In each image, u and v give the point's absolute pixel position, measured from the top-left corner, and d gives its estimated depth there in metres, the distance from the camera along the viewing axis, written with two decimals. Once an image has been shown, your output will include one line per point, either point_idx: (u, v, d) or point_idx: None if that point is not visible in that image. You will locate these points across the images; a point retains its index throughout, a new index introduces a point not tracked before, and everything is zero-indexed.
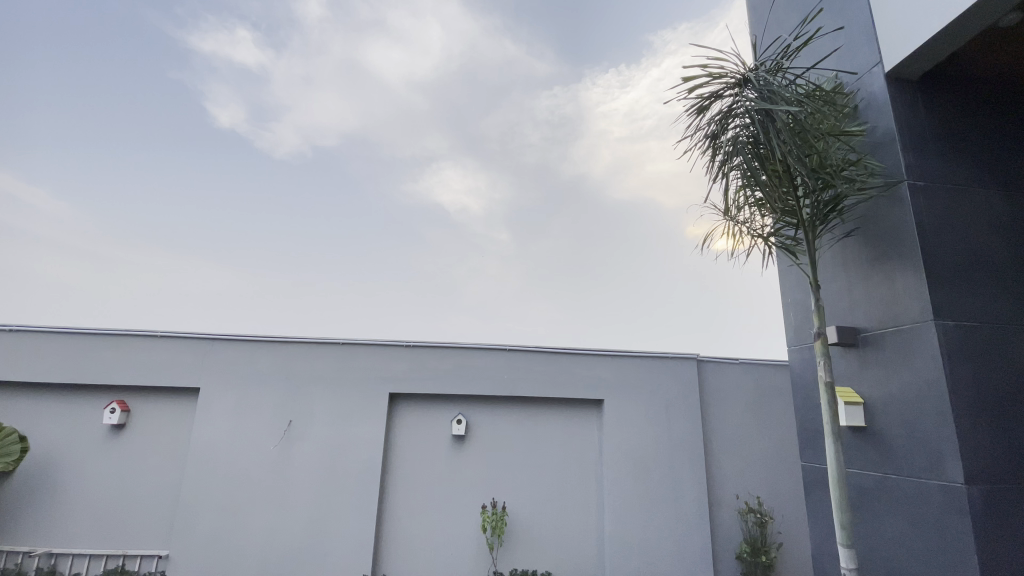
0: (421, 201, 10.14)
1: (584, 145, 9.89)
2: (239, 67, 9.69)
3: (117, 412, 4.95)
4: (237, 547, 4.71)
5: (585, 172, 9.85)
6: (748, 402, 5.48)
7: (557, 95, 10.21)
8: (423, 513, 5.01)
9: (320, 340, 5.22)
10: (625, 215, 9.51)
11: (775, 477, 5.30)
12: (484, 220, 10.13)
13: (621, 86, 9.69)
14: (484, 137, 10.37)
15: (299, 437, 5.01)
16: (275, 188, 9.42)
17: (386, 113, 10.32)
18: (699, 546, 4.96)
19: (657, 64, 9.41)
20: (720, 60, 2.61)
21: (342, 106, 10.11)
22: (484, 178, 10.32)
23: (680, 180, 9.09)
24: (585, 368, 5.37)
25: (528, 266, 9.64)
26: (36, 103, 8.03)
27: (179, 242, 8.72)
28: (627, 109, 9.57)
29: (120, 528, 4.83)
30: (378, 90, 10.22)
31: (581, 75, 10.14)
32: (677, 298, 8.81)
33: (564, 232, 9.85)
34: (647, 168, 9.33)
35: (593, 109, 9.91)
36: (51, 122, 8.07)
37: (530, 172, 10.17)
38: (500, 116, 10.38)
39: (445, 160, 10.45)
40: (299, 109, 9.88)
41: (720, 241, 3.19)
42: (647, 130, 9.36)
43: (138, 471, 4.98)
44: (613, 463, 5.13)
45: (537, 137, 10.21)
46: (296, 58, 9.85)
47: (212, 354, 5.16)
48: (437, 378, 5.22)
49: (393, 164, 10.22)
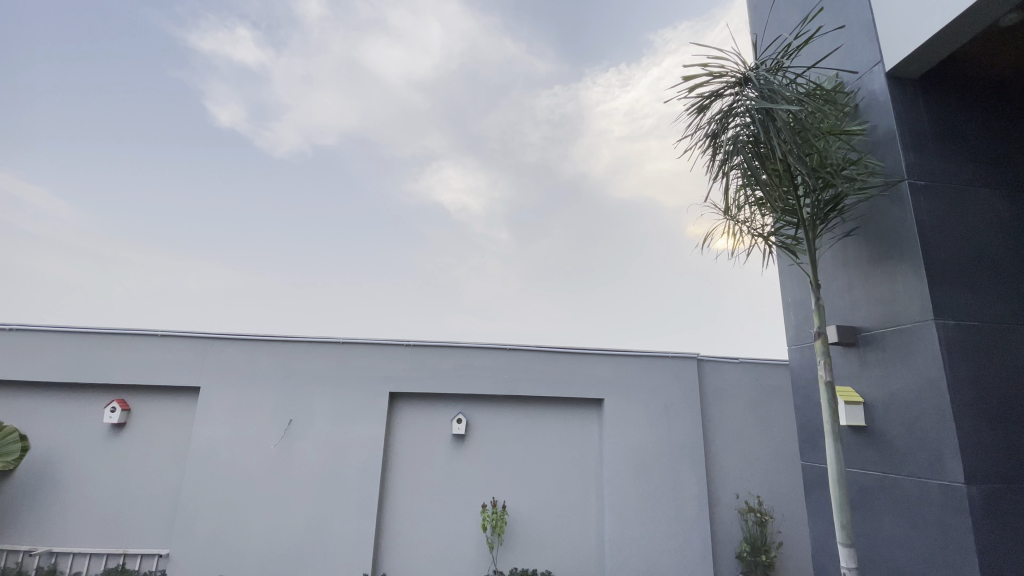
0: (422, 201, 10.14)
1: (584, 144, 9.89)
2: (239, 67, 9.69)
3: (117, 411, 4.95)
4: (237, 546, 4.72)
5: (586, 171, 9.84)
6: (748, 401, 5.48)
7: (557, 95, 10.21)
8: (423, 512, 5.02)
9: (320, 340, 5.22)
10: (625, 214, 9.50)
11: (775, 476, 5.30)
12: (484, 219, 10.13)
13: (621, 85, 9.68)
14: (484, 136, 10.37)
15: (299, 436, 5.01)
16: (275, 187, 9.42)
17: (386, 113, 10.32)
18: (699, 545, 4.97)
19: (657, 63, 9.40)
20: (720, 59, 2.60)
21: (342, 105, 10.10)
22: (484, 177, 10.31)
23: (680, 179, 9.07)
24: (585, 367, 5.37)
25: (528, 266, 9.65)
26: (35, 103, 8.01)
27: (179, 242, 8.71)
28: (627, 108, 9.56)
29: (121, 527, 4.84)
30: (378, 89, 10.21)
31: (581, 74, 10.13)
32: (677, 298, 8.81)
33: (564, 232, 9.84)
34: (647, 167, 9.34)
35: (593, 108, 9.91)
36: (51, 121, 8.06)
37: (529, 171, 10.16)
38: (500, 115, 10.37)
39: (445, 160, 10.44)
40: (299, 108, 9.87)
41: (720, 240, 3.20)
42: (647, 129, 9.36)
43: (138, 470, 4.98)
44: (613, 462, 5.13)
45: (537, 136, 10.20)
46: (297, 57, 9.85)
47: (212, 353, 5.16)
48: (437, 378, 5.22)
49: (393, 163, 10.21)
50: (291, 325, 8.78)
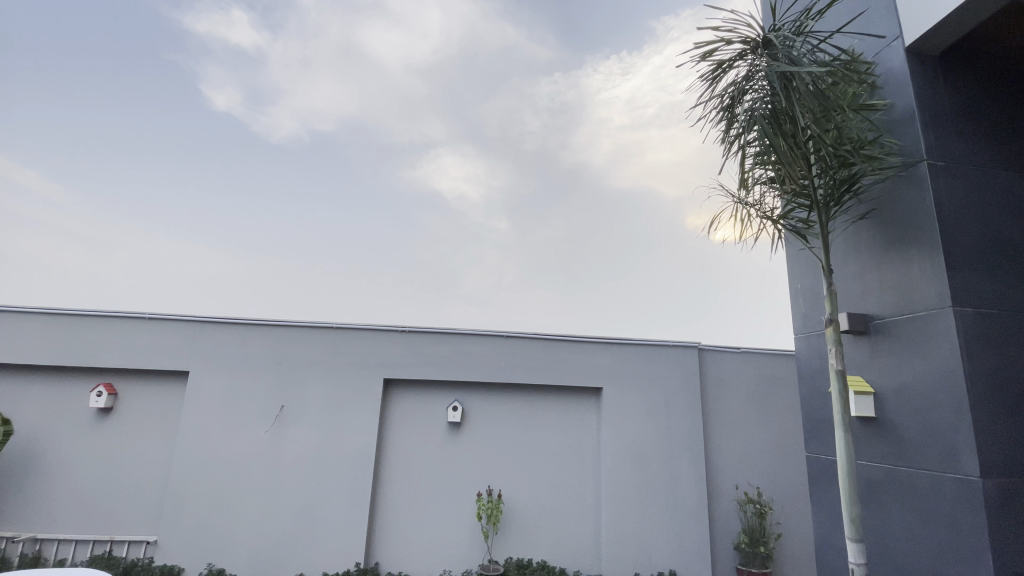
0: (419, 189, 9.89)
1: (585, 133, 9.74)
2: (234, 50, 9.43)
3: (104, 396, 4.82)
4: (229, 532, 4.64)
5: (586, 161, 9.72)
6: (749, 391, 5.39)
7: (557, 82, 10.03)
8: (416, 500, 4.93)
9: (313, 324, 5.10)
10: (625, 204, 9.39)
11: (775, 466, 5.22)
12: (483, 208, 9.95)
13: (623, 73, 9.51)
14: (483, 124, 10.20)
15: (291, 422, 4.90)
16: (270, 172, 9.22)
17: (385, 99, 10.07)
18: (696, 536, 4.90)
19: (659, 51, 9.23)
20: (736, 22, 2.45)
21: (337, 89, 9.84)
22: (484, 165, 10.15)
23: (681, 169, 9.06)
24: (584, 355, 5.26)
25: (527, 256, 9.50)
26: (33, 83, 7.89)
27: (172, 226, 8.51)
28: (628, 96, 9.40)
29: (107, 513, 4.74)
30: (377, 75, 9.99)
31: (582, 61, 9.94)
32: (677, 287, 8.71)
33: (563, 221, 9.68)
34: (648, 157, 9.24)
35: (593, 96, 9.76)
36: (48, 104, 7.95)
37: (529, 159, 10.02)
38: (499, 103, 10.19)
39: (444, 147, 10.25)
40: (295, 93, 9.59)
41: (726, 227, 3.03)
42: (648, 119, 9.25)
43: (125, 455, 4.87)
44: (611, 451, 5.05)
45: (537, 125, 10.06)
46: (294, 41, 9.56)
47: (201, 336, 5.03)
48: (432, 364, 5.10)
49: (390, 150, 9.95)
50: (286, 312, 8.62)
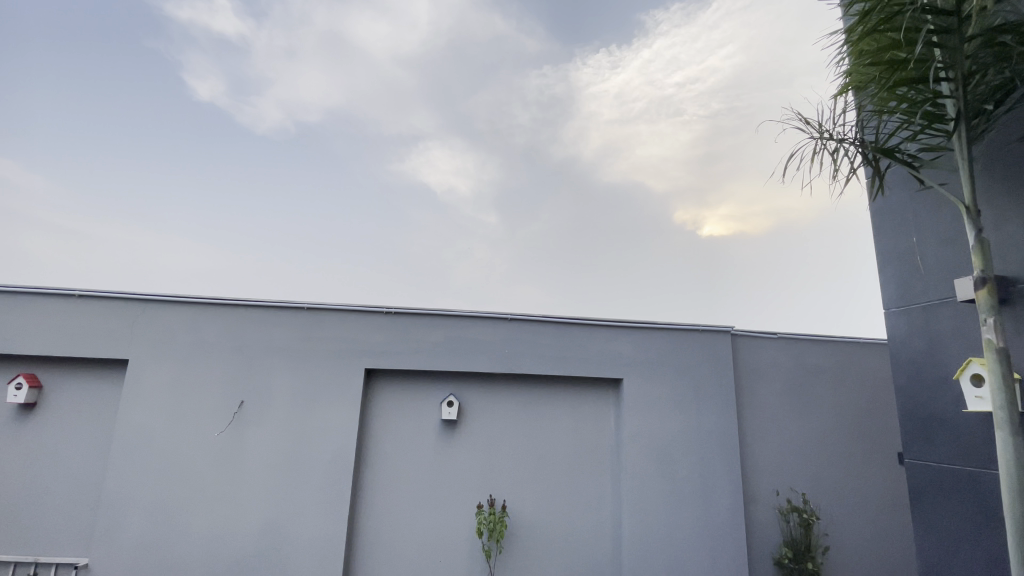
0: (407, 181, 9.30)
1: (574, 128, 9.07)
2: (216, 37, 8.13)
3: (25, 389, 3.99)
4: (176, 556, 3.84)
5: (576, 155, 9.13)
6: (789, 383, 4.69)
7: (547, 74, 9.14)
8: (403, 514, 4.17)
9: (281, 305, 4.31)
10: (619, 198, 8.93)
11: (819, 469, 4.54)
12: (472, 203, 9.54)
13: (612, 66, 8.63)
14: (472, 117, 9.35)
15: (254, 421, 4.11)
16: (249, 157, 8.14)
17: (368, 87, 9.07)
18: (734, 555, 4.20)
19: (648, 45, 8.29)
20: None
21: (322, 80, 8.82)
22: (473, 158, 9.52)
23: (670, 164, 8.46)
24: (601, 342, 4.51)
25: (515, 250, 9.27)
26: (30, 85, 7.00)
27: (148, 216, 7.65)
28: (616, 91, 8.60)
29: (28, 527, 3.92)
30: (364, 63, 8.92)
31: (571, 55, 9.02)
32: (671, 277, 8.50)
33: (554, 216, 9.33)
34: (637, 152, 8.64)
35: (582, 91, 8.95)
36: (41, 101, 7.07)
37: (518, 155, 9.38)
38: (488, 96, 9.31)
39: (433, 140, 9.50)
40: (283, 82, 8.56)
41: (810, 163, 2.12)
42: (637, 112, 8.49)
43: (51, 459, 4.04)
44: (633, 453, 4.32)
45: (526, 118, 9.30)
46: (278, 30, 8.38)
47: (146, 317, 4.20)
48: (424, 352, 4.33)
49: (378, 143, 9.20)
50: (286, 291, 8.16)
